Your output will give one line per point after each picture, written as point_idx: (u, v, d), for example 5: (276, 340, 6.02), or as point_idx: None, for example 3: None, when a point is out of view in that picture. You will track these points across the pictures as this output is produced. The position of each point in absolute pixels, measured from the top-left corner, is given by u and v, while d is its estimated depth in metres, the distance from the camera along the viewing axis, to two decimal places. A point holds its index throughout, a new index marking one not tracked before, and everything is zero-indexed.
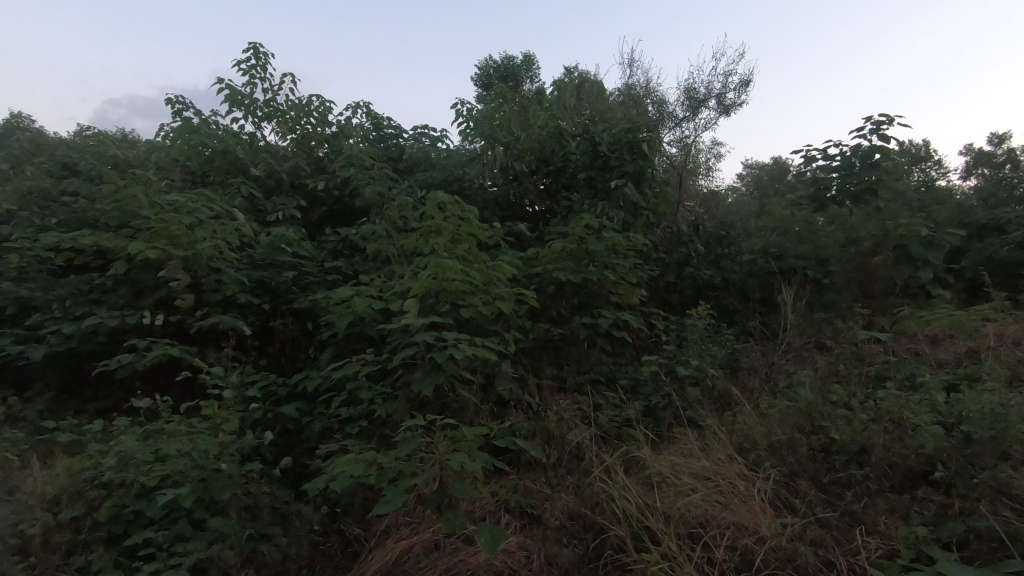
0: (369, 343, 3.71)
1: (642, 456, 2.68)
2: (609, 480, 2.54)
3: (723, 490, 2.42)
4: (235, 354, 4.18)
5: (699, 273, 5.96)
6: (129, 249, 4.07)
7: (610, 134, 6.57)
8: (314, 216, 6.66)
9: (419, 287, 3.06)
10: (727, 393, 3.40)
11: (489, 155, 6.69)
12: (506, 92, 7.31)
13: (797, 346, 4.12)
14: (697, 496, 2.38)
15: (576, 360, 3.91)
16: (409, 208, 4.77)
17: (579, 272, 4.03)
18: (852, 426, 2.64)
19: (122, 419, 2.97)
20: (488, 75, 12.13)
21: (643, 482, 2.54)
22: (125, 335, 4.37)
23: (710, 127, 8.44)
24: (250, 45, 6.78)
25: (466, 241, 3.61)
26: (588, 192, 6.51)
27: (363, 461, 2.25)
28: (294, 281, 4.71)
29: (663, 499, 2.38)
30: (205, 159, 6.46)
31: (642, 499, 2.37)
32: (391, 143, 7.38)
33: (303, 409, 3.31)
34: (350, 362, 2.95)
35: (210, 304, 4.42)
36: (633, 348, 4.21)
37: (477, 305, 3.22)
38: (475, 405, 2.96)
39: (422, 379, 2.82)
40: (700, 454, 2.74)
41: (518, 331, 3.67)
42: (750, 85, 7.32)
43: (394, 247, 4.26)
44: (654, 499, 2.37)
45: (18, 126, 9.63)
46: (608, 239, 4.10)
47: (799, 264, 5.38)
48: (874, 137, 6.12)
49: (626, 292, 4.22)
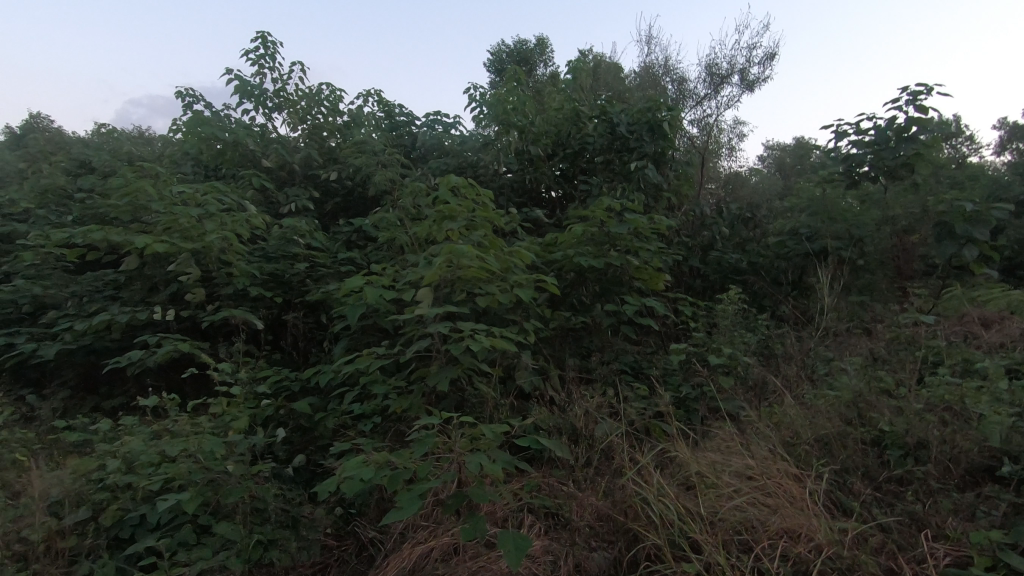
0: (383, 334, 3.56)
1: (676, 453, 2.50)
2: (641, 480, 2.36)
3: (769, 491, 2.22)
4: (248, 348, 4.08)
5: (724, 257, 5.75)
6: (137, 243, 3.98)
7: (629, 114, 6.32)
8: (328, 207, 6.55)
9: (433, 276, 2.89)
10: (763, 382, 3.18)
11: (504, 141, 6.50)
12: (521, 74, 7.09)
13: (834, 330, 3.89)
14: (740, 498, 2.19)
15: (599, 350, 3.72)
16: (422, 194, 4.61)
17: (601, 257, 3.85)
18: (905, 417, 2.43)
19: (130, 418, 2.87)
20: (501, 61, 11.86)
21: (679, 481, 2.36)
22: (138, 331, 4.31)
23: (732, 105, 8.11)
24: (258, 34, 6.67)
25: (482, 226, 3.44)
26: (607, 175, 6.30)
27: (376, 463, 2.08)
28: (307, 273, 4.60)
29: (703, 501, 2.20)
30: (217, 152, 6.38)
31: (679, 501, 2.19)
32: (403, 131, 7.20)
33: (316, 405, 3.18)
34: (362, 356, 2.79)
35: (223, 298, 4.32)
36: (659, 336, 4.01)
37: (495, 294, 3.04)
38: (494, 400, 2.81)
39: (437, 372, 2.65)
40: (739, 449, 2.55)
41: (538, 320, 3.50)
42: (776, 58, 6.97)
43: (408, 235, 4.11)
44: (692, 502, 2.19)
45: (39, 126, 9.75)
46: (631, 222, 3.90)
47: (832, 245, 5.12)
48: (911, 108, 5.77)
49: (651, 277, 4.01)
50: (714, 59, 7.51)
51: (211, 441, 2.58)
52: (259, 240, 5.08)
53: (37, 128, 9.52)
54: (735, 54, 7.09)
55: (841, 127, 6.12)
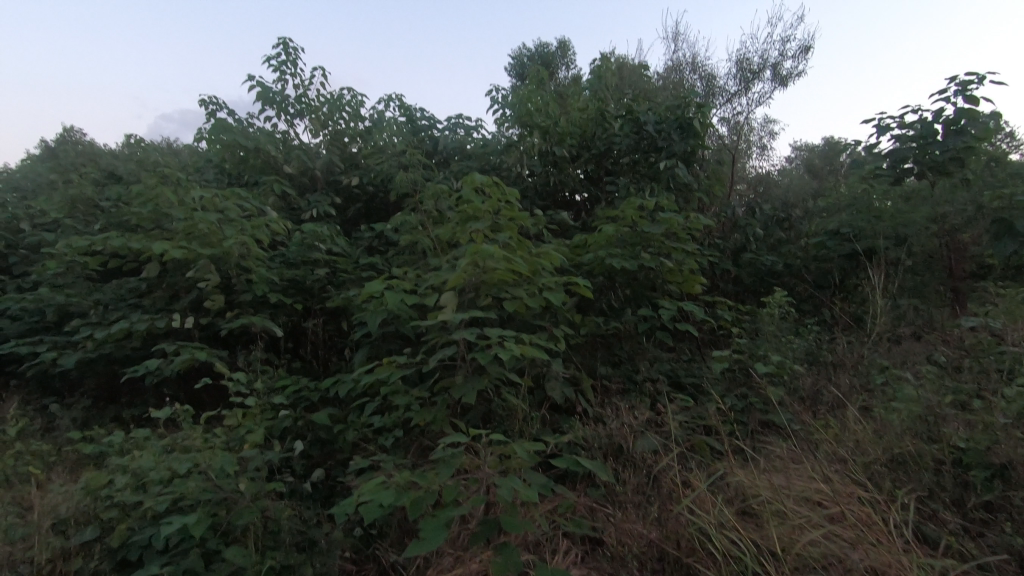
0: (405, 342, 3.40)
1: (731, 476, 2.30)
2: (695, 506, 2.18)
3: (840, 520, 2.02)
4: (267, 357, 3.97)
5: (760, 259, 5.48)
6: (156, 250, 3.89)
7: (657, 113, 6.10)
8: (350, 213, 6.47)
9: (457, 279, 2.72)
10: (815, 391, 2.94)
11: (527, 143, 6.33)
12: (544, 75, 6.94)
13: (888, 336, 3.60)
14: (810, 529, 1.99)
15: (634, 358, 3.50)
16: (445, 196, 4.46)
17: (634, 259, 3.64)
18: (989, 433, 2.16)
19: (143, 430, 2.75)
20: (523, 65, 11.73)
21: (738, 508, 2.17)
22: (159, 339, 4.23)
23: (764, 101, 7.82)
24: (280, 41, 6.64)
25: (508, 227, 3.26)
26: (634, 176, 6.09)
27: (397, 485, 1.90)
28: (328, 279, 4.48)
29: (767, 532, 2.00)
30: (240, 159, 6.35)
31: (742, 534, 1.99)
32: (425, 134, 7.04)
33: (336, 416, 3.03)
34: (383, 366, 2.62)
35: (242, 305, 4.22)
36: (697, 342, 3.76)
37: (523, 298, 2.86)
38: (524, 413, 2.61)
39: (463, 383, 2.46)
40: (800, 470, 2.33)
41: (568, 326, 3.29)
42: (811, 51, 6.68)
43: (431, 239, 3.96)
44: (756, 533, 2.00)
45: (72, 139, 9.96)
46: (666, 221, 3.68)
47: (880, 243, 4.79)
48: (960, 99, 5.43)
49: (687, 280, 3.78)
50: (745, 54, 7.24)
51: (225, 456, 2.44)
52: (280, 246, 4.99)
53: (69, 141, 9.69)
54: (767, 48, 6.82)
55: (883, 120, 5.81)
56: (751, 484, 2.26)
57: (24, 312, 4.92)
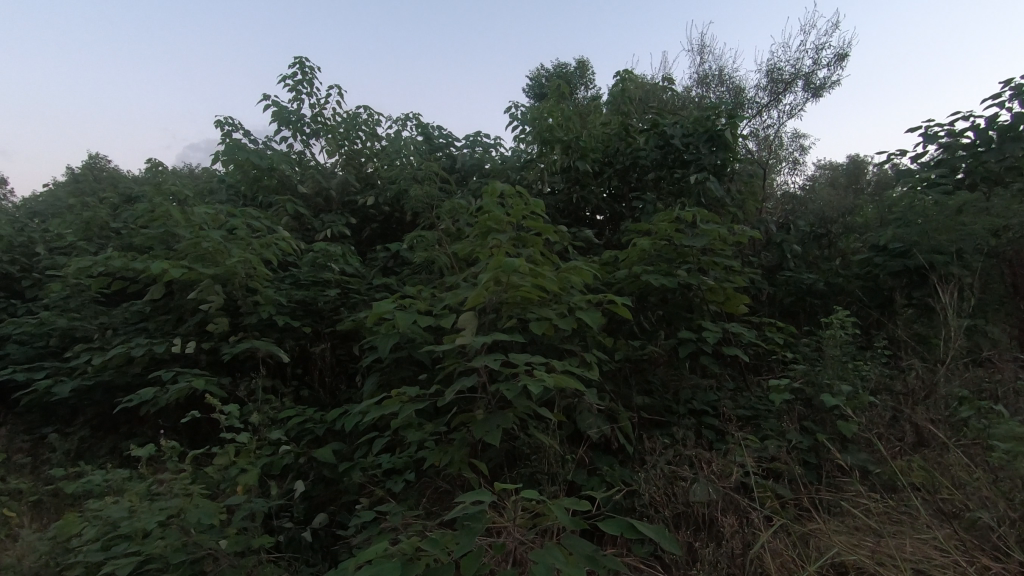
0: (420, 368, 3.09)
1: (822, 545, 2.00)
2: None
3: None
4: (272, 384, 3.69)
5: (799, 277, 5.10)
6: (155, 270, 3.66)
7: (684, 125, 5.80)
8: (364, 233, 6.25)
9: (477, 297, 2.41)
10: (890, 428, 2.56)
11: (547, 159, 6.07)
12: (565, 89, 6.71)
13: (961, 361, 3.19)
14: None
15: (673, 386, 3.15)
16: (462, 212, 4.18)
17: (672, 277, 3.30)
18: None
19: (127, 469, 2.46)
20: (540, 85, 11.58)
21: None
22: (160, 365, 3.98)
23: (795, 113, 7.49)
24: (296, 60, 6.53)
25: (533, 240, 2.94)
26: (662, 192, 5.78)
27: (407, 553, 1.58)
28: (339, 301, 4.21)
29: None
30: (253, 179, 6.16)
31: None
32: (443, 153, 6.83)
33: (342, 452, 2.72)
34: (394, 398, 2.29)
35: (248, 328, 3.96)
36: (742, 368, 3.38)
37: (551, 319, 2.53)
38: (555, 453, 2.26)
39: (485, 420, 2.11)
40: (899, 535, 2.01)
41: (599, 351, 2.95)
42: (847, 58, 6.37)
43: (448, 256, 3.68)
44: None
45: (96, 165, 10.02)
46: (706, 234, 3.35)
47: (936, 260, 4.20)
48: (1016, 104, 5.03)
49: (730, 299, 3.42)
50: (776, 64, 6.96)
51: (211, 502, 2.14)
52: (290, 267, 4.75)
53: (92, 167, 9.69)
54: (799, 57, 6.54)
55: (931, 127, 5.45)
56: (843, 554, 1.94)
57: (28, 336, 4.73)
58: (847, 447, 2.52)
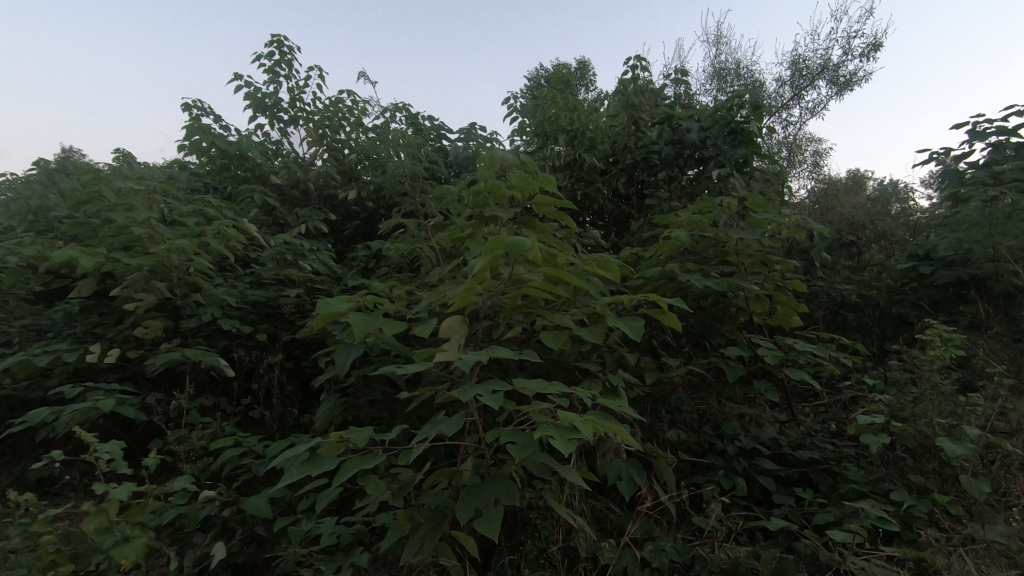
0: (394, 389, 2.43)
1: None
2: None
3: None
4: (212, 404, 3.00)
5: (836, 285, 4.47)
6: (69, 261, 2.94)
7: (703, 117, 5.15)
8: (345, 231, 5.58)
9: (468, 295, 1.73)
10: None
11: (551, 152, 5.43)
12: (570, 78, 6.10)
13: None
14: None
15: (713, 419, 2.52)
16: (453, 200, 3.53)
17: (711, 281, 2.66)
18: None
19: None
20: (538, 84, 10.94)
21: None
22: (79, 377, 3.25)
23: (818, 111, 6.91)
24: (273, 38, 5.88)
25: (541, 226, 2.27)
26: (678, 191, 5.15)
27: None
28: (304, 303, 3.54)
29: None
30: (219, 166, 5.36)
31: None
32: (434, 145, 6.17)
33: (283, 502, 2.05)
34: (339, 443, 1.58)
35: (187, 334, 3.25)
36: (792, 395, 2.76)
37: (568, 328, 1.86)
38: (575, 523, 1.61)
39: (480, 481, 1.42)
40: None
41: (624, 371, 2.29)
42: (881, 49, 5.81)
43: (433, 251, 3.01)
44: None
45: (68, 160, 9.25)
46: (754, 229, 2.71)
47: (1006, 271, 3.54)
48: None
49: (779, 309, 2.80)
50: (801, 55, 6.39)
51: None
52: (250, 264, 4.05)
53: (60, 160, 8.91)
54: (828, 48, 5.98)
55: (980, 123, 4.82)
56: None
57: None
58: (980, 515, 1.90)
